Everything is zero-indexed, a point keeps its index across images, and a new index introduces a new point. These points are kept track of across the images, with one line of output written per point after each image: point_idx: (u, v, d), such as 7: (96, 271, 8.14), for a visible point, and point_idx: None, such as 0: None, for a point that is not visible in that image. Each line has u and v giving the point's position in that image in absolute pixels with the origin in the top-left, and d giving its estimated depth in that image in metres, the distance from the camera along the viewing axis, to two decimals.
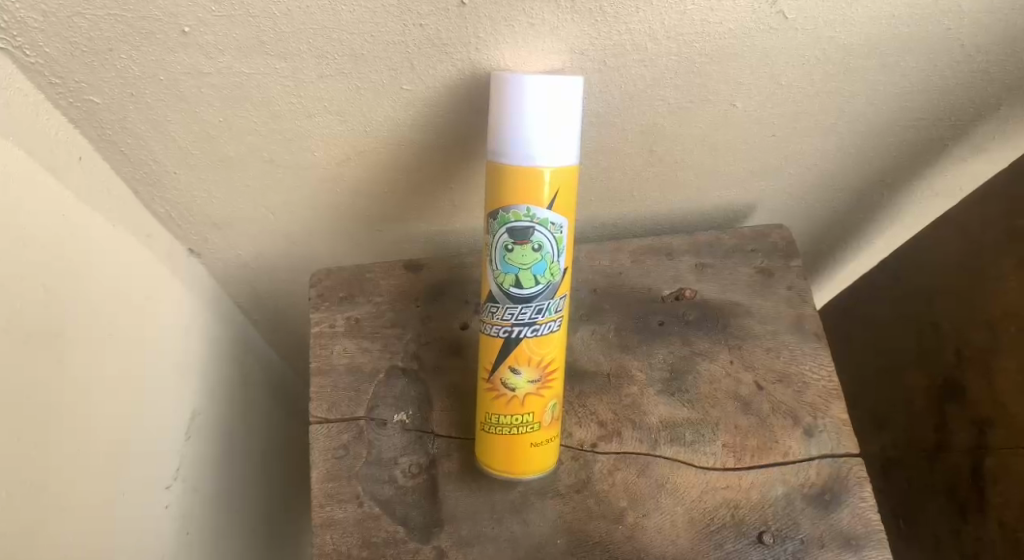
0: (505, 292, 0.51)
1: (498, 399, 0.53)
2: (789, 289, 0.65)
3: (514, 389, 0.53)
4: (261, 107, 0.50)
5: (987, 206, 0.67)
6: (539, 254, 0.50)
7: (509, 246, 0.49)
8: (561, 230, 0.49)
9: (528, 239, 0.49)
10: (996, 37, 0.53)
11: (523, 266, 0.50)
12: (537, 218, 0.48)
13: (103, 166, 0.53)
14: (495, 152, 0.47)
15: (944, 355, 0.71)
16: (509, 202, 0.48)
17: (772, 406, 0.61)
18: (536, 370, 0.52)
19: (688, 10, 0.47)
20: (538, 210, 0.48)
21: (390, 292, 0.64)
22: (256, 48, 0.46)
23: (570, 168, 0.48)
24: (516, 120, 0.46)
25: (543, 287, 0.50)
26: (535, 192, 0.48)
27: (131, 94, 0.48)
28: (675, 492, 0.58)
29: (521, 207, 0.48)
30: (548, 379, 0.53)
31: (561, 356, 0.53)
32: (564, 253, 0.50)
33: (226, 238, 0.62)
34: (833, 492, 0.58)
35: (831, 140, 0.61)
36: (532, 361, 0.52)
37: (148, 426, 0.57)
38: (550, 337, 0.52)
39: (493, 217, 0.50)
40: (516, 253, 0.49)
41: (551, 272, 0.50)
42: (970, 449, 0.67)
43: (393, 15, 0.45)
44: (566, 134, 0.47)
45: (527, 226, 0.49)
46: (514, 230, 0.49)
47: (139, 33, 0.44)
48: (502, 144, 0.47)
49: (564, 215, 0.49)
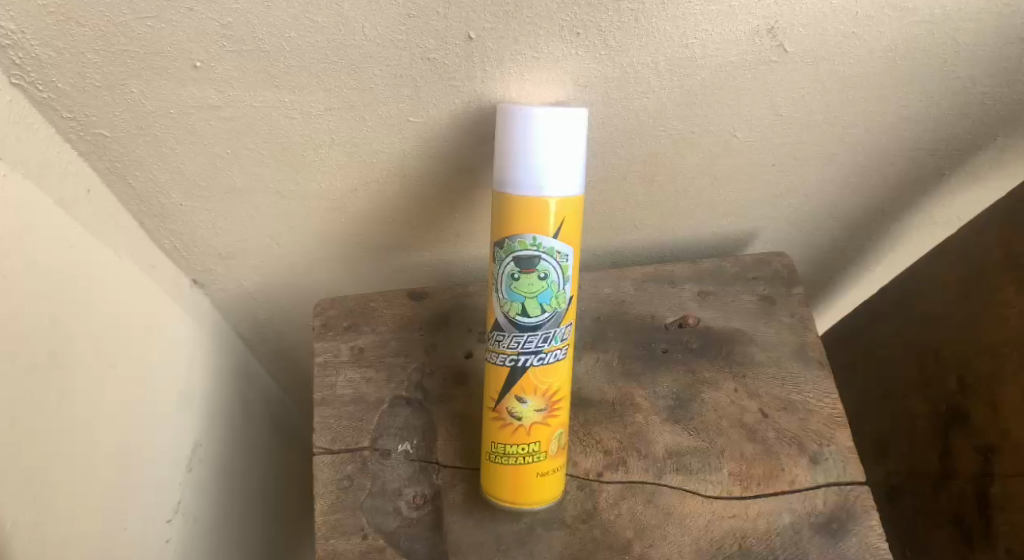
0: (511, 320, 0.51)
1: (504, 427, 0.53)
2: (791, 316, 0.66)
3: (519, 418, 0.52)
4: (267, 138, 0.50)
5: (987, 234, 0.67)
6: (545, 283, 0.50)
7: (515, 274, 0.50)
8: (567, 258, 0.50)
9: (533, 268, 0.49)
10: (991, 69, 0.54)
11: (527, 294, 0.50)
12: (543, 247, 0.49)
13: (111, 199, 0.53)
14: (498, 182, 0.48)
15: (947, 382, 0.71)
16: (515, 231, 0.49)
17: (777, 433, 0.61)
18: (542, 398, 0.52)
19: (690, 45, 0.48)
20: (544, 239, 0.48)
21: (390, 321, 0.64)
22: (266, 82, 0.46)
23: (575, 197, 0.48)
24: (517, 151, 0.47)
25: (548, 315, 0.51)
26: (540, 222, 0.48)
27: (141, 127, 0.48)
28: (681, 521, 0.58)
29: (527, 235, 0.48)
30: (554, 409, 0.53)
31: (567, 384, 0.53)
32: (570, 282, 0.50)
33: (230, 269, 0.62)
34: (840, 520, 0.58)
35: (830, 168, 0.62)
36: (537, 390, 0.52)
37: (148, 456, 0.56)
38: (556, 365, 0.52)
39: (500, 246, 0.50)
40: (521, 281, 0.50)
41: (557, 300, 0.50)
42: (975, 476, 0.67)
43: (401, 50, 0.46)
44: (568, 167, 0.47)
45: (533, 255, 0.49)
46: (520, 259, 0.49)
47: (151, 69, 0.45)
48: (507, 174, 0.47)
49: (569, 244, 0.49)
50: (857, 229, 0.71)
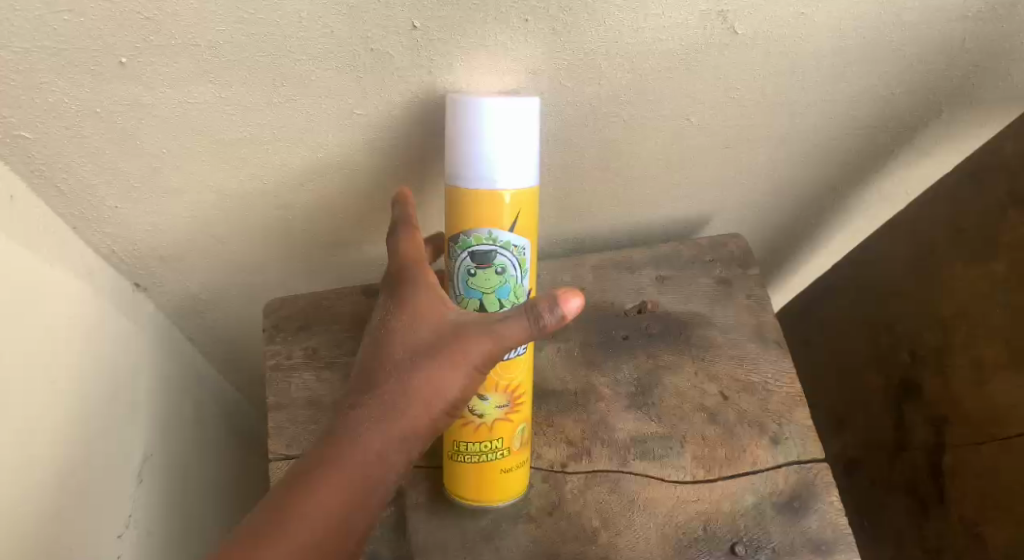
0: None
1: (464, 425, 0.52)
2: (748, 296, 0.66)
3: (481, 415, 0.51)
4: (205, 135, 0.48)
5: (938, 209, 0.68)
6: (502, 278, 0.49)
7: (472, 269, 0.49)
8: (524, 252, 0.49)
9: (490, 263, 0.49)
10: (936, 47, 0.54)
11: (485, 291, 0.49)
12: (499, 241, 0.48)
13: (38, 204, 0.50)
14: (451, 177, 0.47)
15: (900, 355, 0.72)
16: (470, 226, 0.48)
17: (737, 414, 0.61)
18: (503, 395, 0.51)
19: (641, 29, 0.47)
20: (500, 233, 0.48)
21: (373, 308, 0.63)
22: (201, 77, 0.44)
23: (529, 188, 0.47)
24: (466, 144, 0.45)
25: (507, 310, 0.50)
26: (495, 216, 0.47)
27: (67, 127, 0.45)
28: (647, 508, 0.57)
29: (482, 230, 0.48)
30: (516, 402, 0.52)
31: (528, 378, 0.53)
32: (528, 276, 0.50)
33: (173, 271, 0.59)
34: (802, 498, 0.58)
35: (781, 149, 0.62)
36: (499, 385, 0.51)
37: (94, 469, 0.54)
38: (517, 359, 0.51)
39: (455, 241, 0.49)
40: (477, 278, 0.49)
41: (515, 294, 0.50)
42: (929, 446, 0.69)
43: (342, 42, 0.44)
44: (521, 157, 0.46)
45: (489, 250, 0.48)
46: (476, 254, 0.48)
47: (73, 66, 0.42)
48: (459, 167, 0.46)
49: (526, 237, 0.48)
50: (809, 209, 0.72)
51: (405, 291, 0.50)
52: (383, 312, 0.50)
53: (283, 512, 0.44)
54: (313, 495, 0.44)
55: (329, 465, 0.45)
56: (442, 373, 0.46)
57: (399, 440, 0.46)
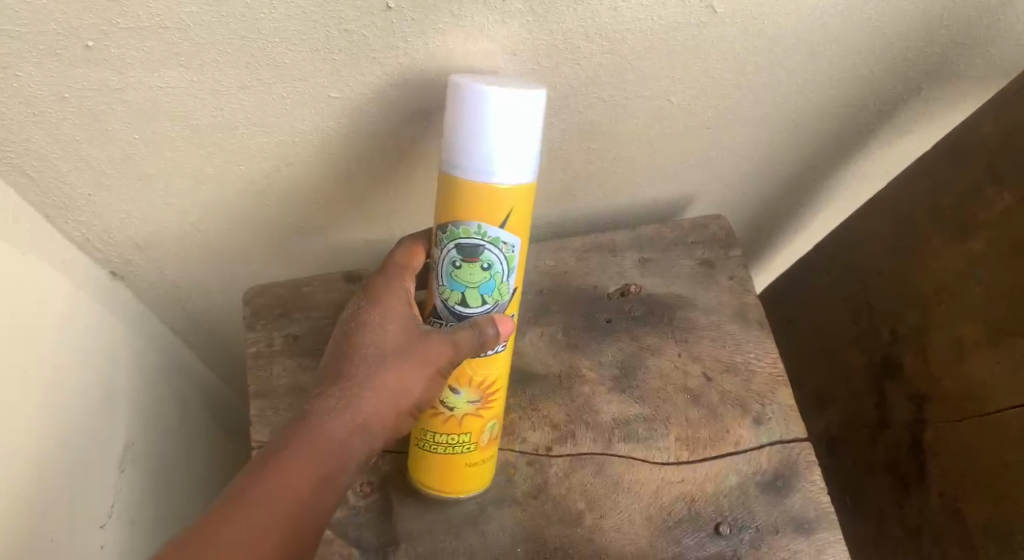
0: (450, 309, 0.50)
1: (434, 418, 0.52)
2: (730, 278, 0.67)
3: (452, 409, 0.52)
4: (177, 120, 0.47)
5: (918, 187, 0.68)
6: (487, 274, 0.49)
7: (457, 262, 0.48)
8: (513, 249, 0.48)
9: (477, 257, 0.48)
10: (914, 24, 0.54)
11: (469, 286, 0.49)
12: (488, 236, 0.47)
13: (8, 192, 0.49)
14: (444, 162, 0.45)
15: (880, 334, 0.73)
16: (461, 218, 0.47)
17: (721, 396, 0.61)
18: (476, 391, 0.52)
19: (620, 9, 0.47)
20: (490, 229, 0.47)
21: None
22: (170, 60, 0.43)
23: (526, 184, 0.46)
24: (464, 135, 0.44)
25: (489, 307, 0.50)
26: (488, 211, 0.46)
27: (34, 113, 0.44)
28: (632, 489, 0.57)
29: (472, 223, 0.47)
30: (489, 396, 0.52)
31: (503, 371, 0.53)
32: (513, 274, 0.49)
33: (150, 259, 0.58)
34: (785, 477, 0.58)
35: (761, 129, 0.62)
36: (470, 379, 0.51)
37: (74, 460, 0.53)
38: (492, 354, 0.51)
39: (443, 231, 0.48)
40: (461, 273, 0.48)
41: (499, 292, 0.49)
42: (909, 424, 0.70)
43: (316, 23, 0.43)
44: (518, 152, 0.44)
45: (477, 244, 0.48)
46: (463, 246, 0.48)
47: (38, 50, 0.41)
48: (456, 157, 0.45)
49: (517, 234, 0.48)
50: (790, 189, 0.72)
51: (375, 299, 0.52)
52: (351, 316, 0.52)
53: (242, 499, 0.44)
54: (280, 481, 0.45)
55: (291, 452, 0.46)
56: (405, 375, 0.49)
57: (364, 430, 0.48)
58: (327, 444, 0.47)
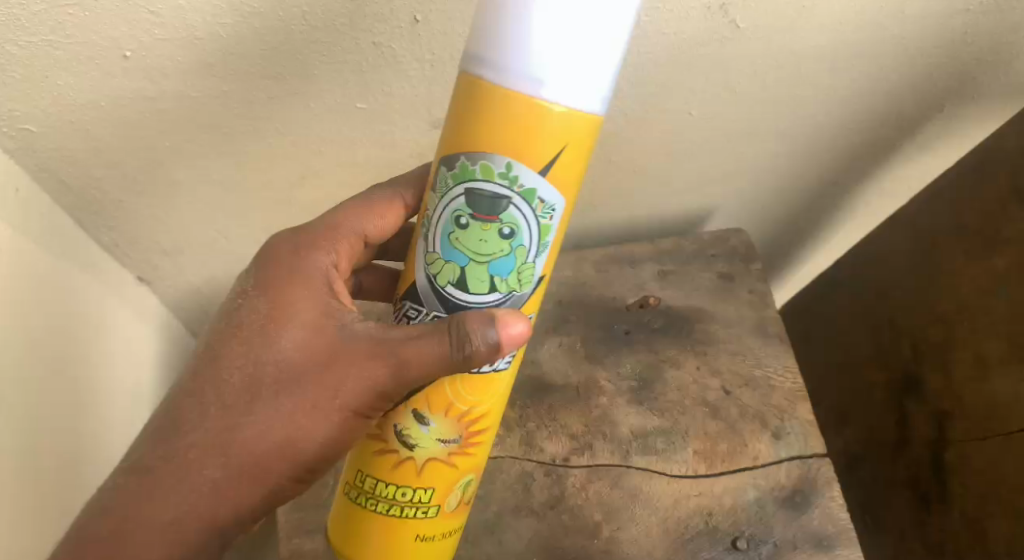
0: (445, 288, 0.41)
1: (393, 459, 0.44)
2: (750, 291, 0.68)
3: (416, 450, 0.43)
4: (208, 128, 0.48)
5: (940, 204, 0.68)
6: (506, 246, 0.39)
7: (466, 223, 0.39)
8: (548, 215, 0.39)
9: (496, 219, 0.39)
10: (937, 41, 0.54)
11: (477, 258, 0.40)
12: (517, 186, 0.38)
13: (44, 198, 0.50)
14: (483, 60, 0.36)
15: (902, 350, 0.72)
16: (487, 154, 0.38)
17: (740, 410, 0.61)
18: (451, 431, 0.44)
19: (641, 24, 0.47)
20: (522, 174, 0.38)
21: (383, 270, 0.58)
22: (203, 71, 0.44)
23: (592, 117, 0.38)
24: (521, 26, 0.35)
25: (500, 292, 0.41)
26: (532, 147, 0.37)
27: (71, 120, 0.45)
28: (649, 502, 0.57)
29: (501, 161, 0.38)
30: (469, 430, 0.44)
31: (494, 405, 0.45)
32: (539, 254, 0.40)
33: (176, 265, 0.59)
34: (803, 494, 0.57)
35: (782, 143, 0.62)
36: (448, 408, 0.43)
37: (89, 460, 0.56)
38: (482, 379, 0.43)
39: (454, 175, 0.39)
40: (478, 236, 0.39)
41: (517, 274, 0.40)
42: (931, 442, 0.69)
43: (345, 34, 0.44)
44: (592, 62, 0.35)
45: (500, 196, 0.38)
46: (479, 198, 0.39)
47: (77, 59, 0.42)
48: (506, 55, 0.36)
49: (559, 194, 0.39)
50: (811, 205, 0.72)
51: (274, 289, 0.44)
52: (246, 307, 0.44)
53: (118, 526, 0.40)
54: (128, 511, 0.40)
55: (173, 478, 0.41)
56: (301, 400, 0.42)
57: (256, 467, 0.41)
58: (183, 476, 0.41)
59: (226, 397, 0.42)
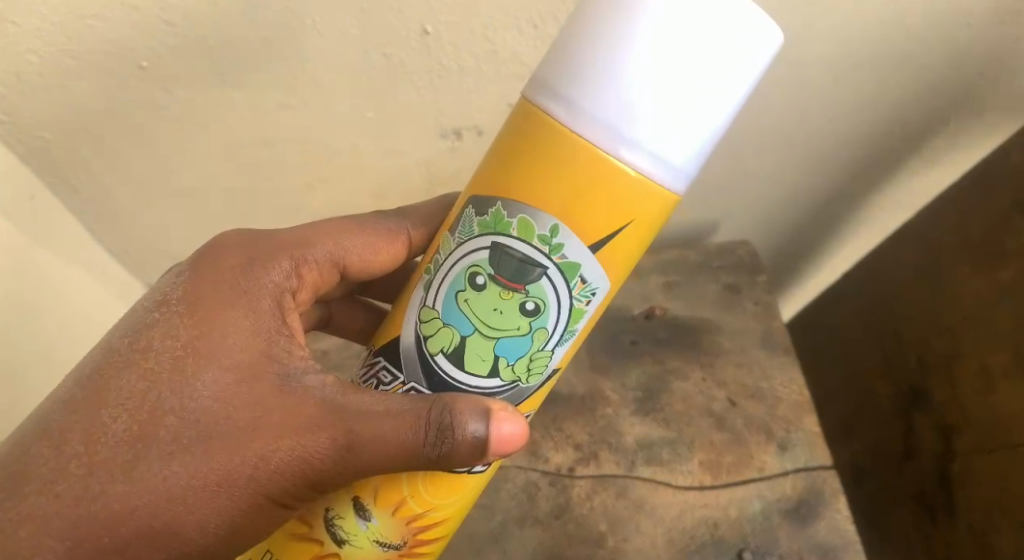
0: (440, 353, 0.40)
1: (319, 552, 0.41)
2: (755, 303, 0.68)
3: (345, 547, 0.41)
4: (219, 137, 0.49)
5: (944, 217, 0.68)
6: (520, 330, 0.39)
7: (485, 289, 0.38)
8: (580, 301, 0.39)
9: (518, 292, 0.38)
10: (940, 53, 0.54)
11: (486, 330, 0.39)
12: (558, 261, 0.38)
13: (57, 206, 0.51)
14: (584, 107, 0.35)
15: (908, 362, 0.72)
16: (540, 211, 0.37)
17: (746, 421, 0.61)
18: (392, 535, 0.41)
19: None
20: (567, 245, 0.37)
21: (360, 304, 0.61)
22: (215, 79, 0.45)
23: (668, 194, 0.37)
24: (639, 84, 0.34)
25: (502, 377, 0.40)
26: (602, 214, 0.37)
27: (86, 128, 0.46)
28: (654, 512, 0.57)
29: (547, 223, 0.37)
30: (416, 537, 0.42)
31: (450, 514, 0.43)
32: (555, 347, 0.40)
33: None
34: (808, 504, 0.56)
35: (786, 155, 0.62)
36: (401, 505, 0.41)
37: None
38: (449, 483, 0.41)
39: (488, 226, 0.38)
40: (498, 307, 0.38)
41: (526, 361, 0.40)
42: (938, 454, 0.69)
43: (356, 44, 0.44)
44: (694, 129, 0.35)
45: (537, 267, 0.38)
46: (510, 267, 0.38)
47: (93, 68, 0.43)
48: (616, 108, 0.34)
49: (606, 277, 0.39)
50: (817, 219, 0.72)
51: (204, 312, 0.40)
52: (168, 324, 0.40)
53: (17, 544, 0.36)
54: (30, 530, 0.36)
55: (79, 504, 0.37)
56: (224, 445, 0.38)
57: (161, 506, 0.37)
58: (32, 540, 0.36)
59: (107, 445, 0.38)
